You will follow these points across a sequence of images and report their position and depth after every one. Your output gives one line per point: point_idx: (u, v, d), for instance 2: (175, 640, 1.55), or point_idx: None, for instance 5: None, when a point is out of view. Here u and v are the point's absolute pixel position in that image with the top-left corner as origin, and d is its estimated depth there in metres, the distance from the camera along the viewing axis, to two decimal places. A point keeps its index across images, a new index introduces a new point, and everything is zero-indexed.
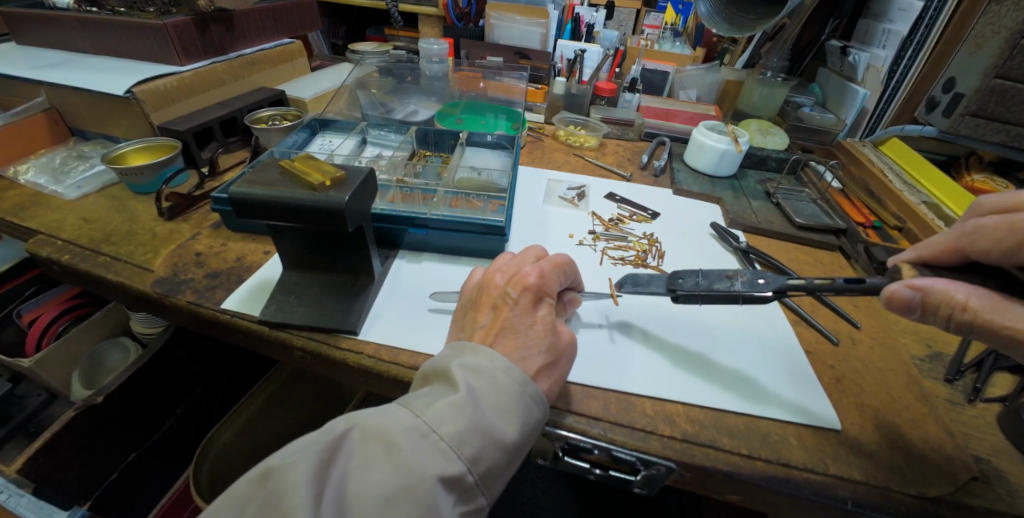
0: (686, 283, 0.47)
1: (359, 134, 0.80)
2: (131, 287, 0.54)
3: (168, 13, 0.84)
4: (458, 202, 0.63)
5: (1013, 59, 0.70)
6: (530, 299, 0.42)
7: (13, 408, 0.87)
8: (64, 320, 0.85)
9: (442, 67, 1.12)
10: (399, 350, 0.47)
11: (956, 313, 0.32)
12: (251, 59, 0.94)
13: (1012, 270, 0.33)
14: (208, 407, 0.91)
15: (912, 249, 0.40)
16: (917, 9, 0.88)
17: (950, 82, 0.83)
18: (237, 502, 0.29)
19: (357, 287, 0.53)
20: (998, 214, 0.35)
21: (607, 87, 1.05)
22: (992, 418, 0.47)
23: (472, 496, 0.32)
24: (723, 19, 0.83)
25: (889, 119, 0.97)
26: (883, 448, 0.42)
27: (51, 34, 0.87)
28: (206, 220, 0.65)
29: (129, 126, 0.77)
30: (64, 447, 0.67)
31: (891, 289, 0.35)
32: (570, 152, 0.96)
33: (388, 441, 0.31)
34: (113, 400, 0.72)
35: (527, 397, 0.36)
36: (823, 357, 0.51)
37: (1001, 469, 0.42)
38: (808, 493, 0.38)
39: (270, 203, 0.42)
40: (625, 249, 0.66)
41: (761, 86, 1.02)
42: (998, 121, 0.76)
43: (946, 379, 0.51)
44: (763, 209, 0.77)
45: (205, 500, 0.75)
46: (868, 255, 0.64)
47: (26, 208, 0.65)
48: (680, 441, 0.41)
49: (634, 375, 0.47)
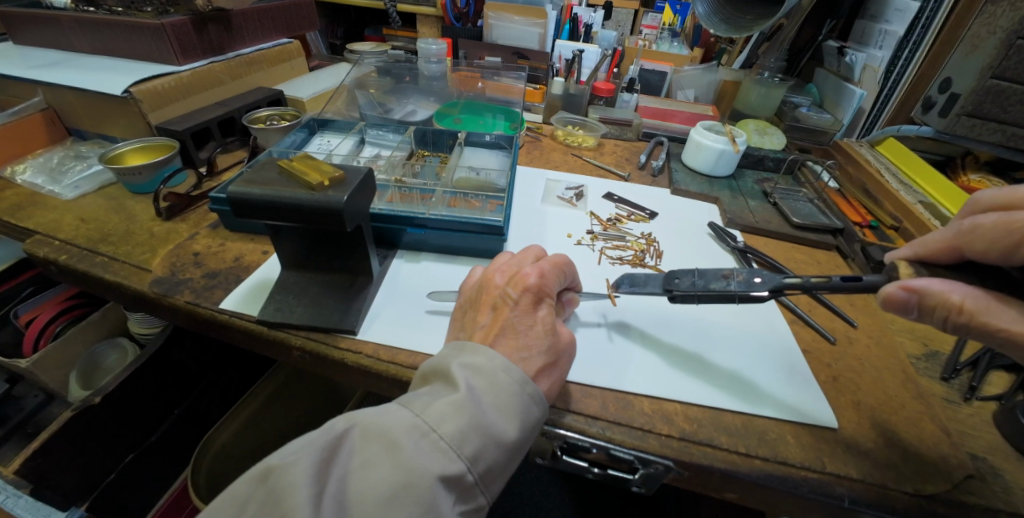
0: (682, 283, 0.47)
1: (358, 134, 0.80)
2: (129, 287, 0.54)
3: (166, 13, 0.84)
4: (456, 201, 0.64)
5: (1010, 59, 0.71)
6: (530, 300, 0.42)
7: (11, 408, 0.87)
8: (61, 320, 0.84)
9: (440, 67, 1.12)
10: (397, 350, 0.47)
11: (953, 315, 0.33)
12: (249, 59, 0.94)
13: (1010, 271, 0.33)
14: (207, 408, 0.91)
15: (909, 246, 0.39)
16: (913, 9, 0.89)
17: (946, 82, 0.83)
18: (237, 502, 0.29)
19: (356, 286, 0.53)
20: (994, 212, 0.34)
21: (606, 87, 1.06)
22: (988, 416, 0.47)
23: (471, 495, 0.32)
24: (720, 20, 0.83)
25: (885, 120, 0.98)
26: (880, 446, 0.42)
27: (48, 34, 0.87)
28: (204, 220, 0.65)
29: (127, 126, 0.77)
30: (61, 447, 0.66)
31: (887, 291, 0.34)
32: (568, 152, 0.96)
33: (389, 440, 0.31)
34: (111, 400, 0.72)
35: (527, 396, 0.36)
36: (820, 355, 0.52)
37: (997, 467, 0.42)
38: (805, 491, 0.38)
39: (268, 203, 0.42)
40: (623, 248, 0.67)
41: (759, 86, 1.03)
42: (994, 121, 0.77)
43: (942, 377, 0.52)
44: (761, 209, 0.77)
45: (203, 500, 0.75)
46: (865, 255, 0.64)
47: (23, 208, 0.65)
48: (678, 439, 0.42)
49: (633, 375, 0.47)
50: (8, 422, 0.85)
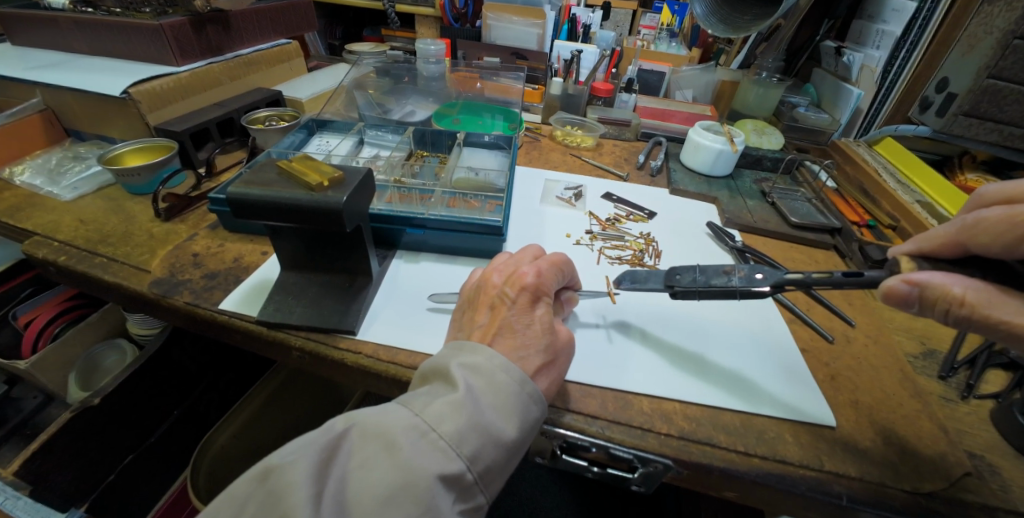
0: (683, 279, 0.47)
1: (357, 135, 0.80)
2: (128, 288, 0.54)
3: (165, 13, 0.84)
4: (455, 202, 0.64)
5: (1006, 59, 0.71)
6: (528, 299, 0.42)
7: (10, 410, 0.87)
8: (59, 322, 0.85)
9: (439, 67, 1.12)
10: (397, 350, 0.48)
11: (954, 308, 0.32)
12: (248, 59, 0.94)
13: (1014, 264, 0.32)
14: (205, 408, 0.91)
15: (911, 241, 0.38)
16: (910, 10, 0.89)
17: (943, 82, 0.84)
18: (237, 502, 0.29)
19: (355, 287, 0.53)
20: (1000, 207, 0.33)
21: (604, 87, 1.06)
22: (986, 414, 0.47)
23: (471, 494, 0.32)
24: (717, 20, 0.83)
25: (883, 119, 0.98)
26: (879, 445, 0.42)
27: (45, 34, 0.87)
28: (203, 220, 0.65)
29: (126, 127, 0.77)
30: (59, 448, 0.66)
31: (888, 284, 0.35)
32: (567, 152, 0.96)
33: (388, 440, 0.31)
34: (109, 401, 0.71)
35: (526, 395, 0.36)
36: (819, 354, 0.52)
37: (995, 465, 0.42)
38: (803, 489, 0.39)
39: (268, 203, 0.42)
40: (622, 248, 0.67)
41: (756, 87, 1.04)
42: (990, 120, 0.77)
43: (940, 375, 0.52)
44: (759, 209, 0.78)
45: (202, 501, 0.74)
46: (862, 253, 0.65)
47: (22, 209, 0.65)
48: (676, 438, 0.42)
49: (632, 374, 0.47)
50: (8, 423, 0.86)
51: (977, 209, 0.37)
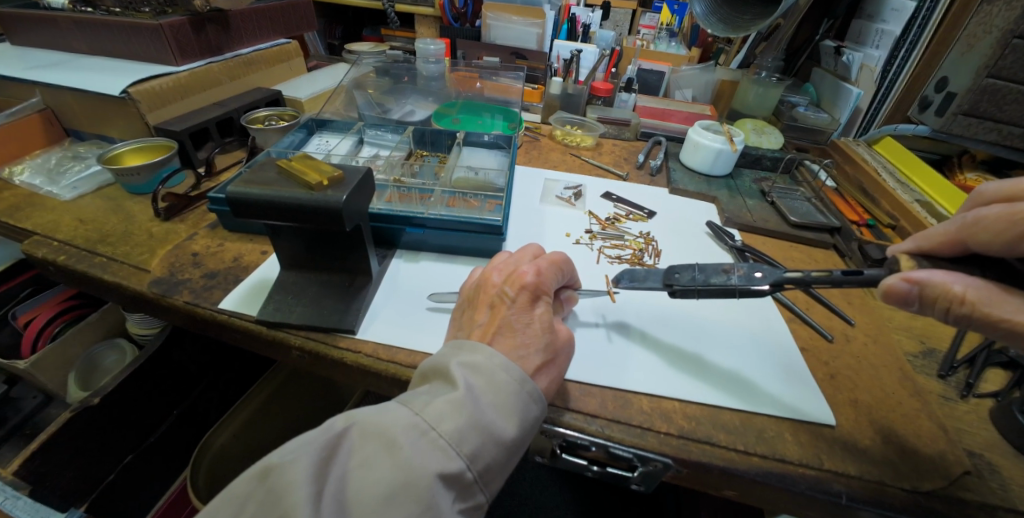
0: (682, 278, 0.47)
1: (357, 134, 0.80)
2: (128, 287, 0.54)
3: (164, 13, 0.84)
4: (455, 201, 0.64)
5: (1005, 58, 0.71)
6: (527, 298, 0.42)
7: (9, 410, 0.87)
8: (58, 322, 0.84)
9: (439, 67, 1.11)
10: (396, 349, 0.48)
11: (954, 307, 0.32)
12: (247, 59, 0.94)
13: (1014, 262, 0.32)
14: (205, 408, 0.91)
15: (911, 239, 0.38)
16: (910, 9, 0.89)
17: (942, 81, 0.84)
18: (236, 501, 0.29)
19: (354, 286, 0.53)
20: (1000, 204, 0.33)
21: (604, 87, 1.06)
22: (985, 413, 0.47)
23: (471, 493, 0.32)
24: (717, 20, 0.82)
25: (883, 118, 0.98)
26: (878, 444, 0.42)
27: (44, 34, 0.87)
28: (202, 220, 0.65)
29: (126, 126, 0.77)
30: (59, 447, 0.66)
31: (888, 282, 0.34)
32: (567, 151, 0.96)
33: (388, 439, 0.31)
34: (109, 401, 0.71)
35: (526, 394, 0.36)
36: (818, 353, 0.52)
37: (993, 463, 0.42)
38: (803, 488, 0.39)
39: (268, 203, 0.42)
40: (622, 247, 0.67)
41: (756, 86, 1.04)
42: (989, 120, 0.77)
43: (940, 374, 0.52)
44: (758, 208, 0.78)
45: (202, 501, 0.74)
46: (862, 252, 0.65)
47: (22, 208, 0.65)
48: (676, 437, 0.42)
49: (632, 373, 0.47)
50: (7, 423, 0.86)
51: (977, 207, 0.37)
